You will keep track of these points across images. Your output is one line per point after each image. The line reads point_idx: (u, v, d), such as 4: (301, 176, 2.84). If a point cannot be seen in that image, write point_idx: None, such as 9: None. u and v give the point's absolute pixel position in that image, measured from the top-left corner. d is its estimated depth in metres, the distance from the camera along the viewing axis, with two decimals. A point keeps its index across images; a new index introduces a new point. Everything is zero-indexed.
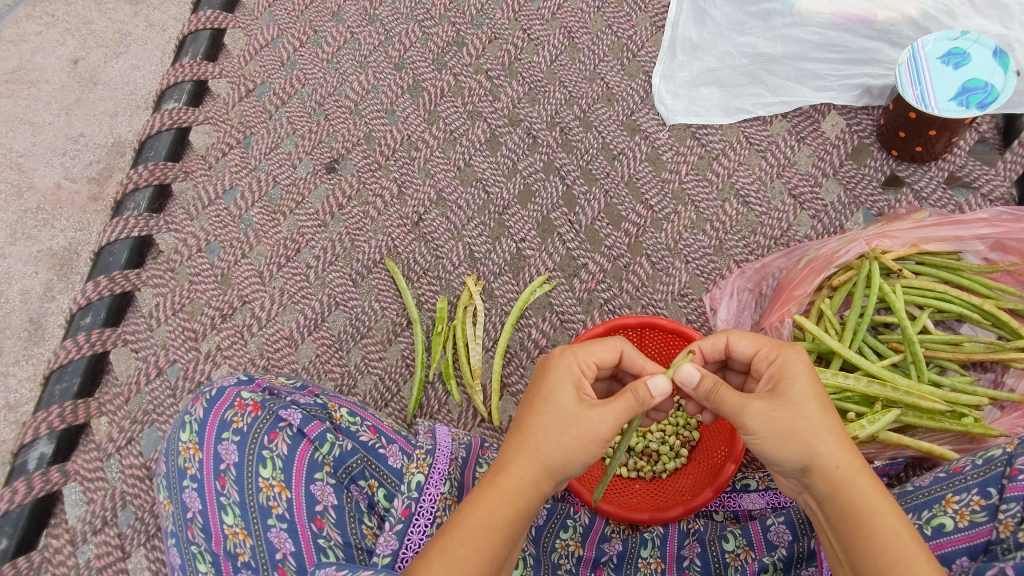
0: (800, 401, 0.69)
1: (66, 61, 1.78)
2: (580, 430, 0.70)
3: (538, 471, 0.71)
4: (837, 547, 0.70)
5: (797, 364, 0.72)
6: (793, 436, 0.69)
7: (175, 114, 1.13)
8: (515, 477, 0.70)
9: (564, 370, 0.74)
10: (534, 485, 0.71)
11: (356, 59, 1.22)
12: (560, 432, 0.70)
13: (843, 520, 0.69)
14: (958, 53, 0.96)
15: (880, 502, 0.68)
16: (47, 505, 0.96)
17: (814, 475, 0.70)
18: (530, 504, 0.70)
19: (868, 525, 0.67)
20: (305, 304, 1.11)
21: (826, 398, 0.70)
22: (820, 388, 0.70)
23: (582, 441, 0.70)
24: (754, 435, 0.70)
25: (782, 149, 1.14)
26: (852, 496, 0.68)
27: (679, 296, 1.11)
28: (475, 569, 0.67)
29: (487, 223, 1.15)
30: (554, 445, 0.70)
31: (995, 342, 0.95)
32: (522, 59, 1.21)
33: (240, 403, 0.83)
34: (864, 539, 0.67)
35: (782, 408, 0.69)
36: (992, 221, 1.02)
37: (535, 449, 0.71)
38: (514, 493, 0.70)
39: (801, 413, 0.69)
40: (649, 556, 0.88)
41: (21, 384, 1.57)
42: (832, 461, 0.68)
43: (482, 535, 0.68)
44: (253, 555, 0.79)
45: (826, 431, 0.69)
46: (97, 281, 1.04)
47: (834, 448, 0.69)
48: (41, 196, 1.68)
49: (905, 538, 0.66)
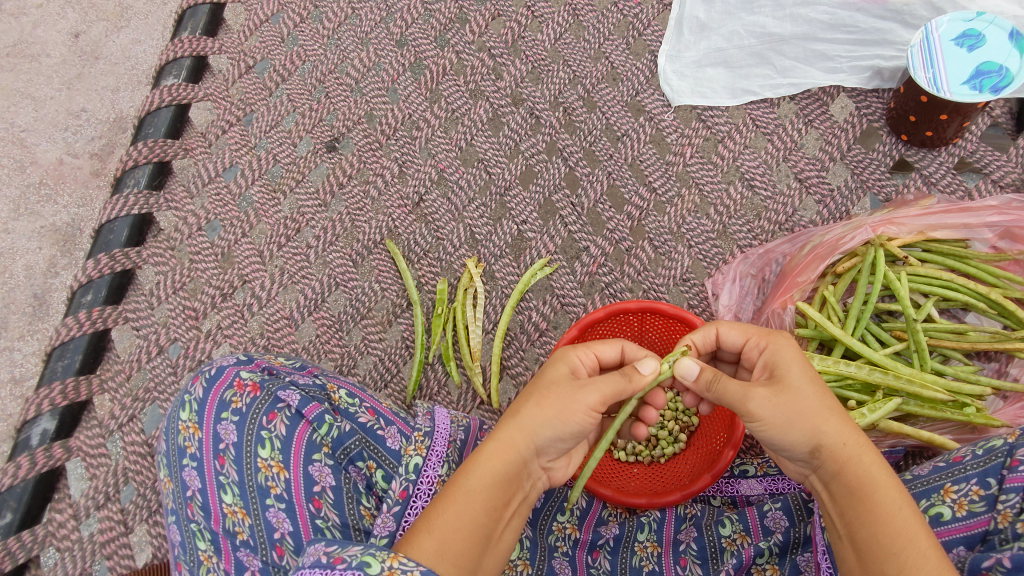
0: (800, 385, 0.70)
1: (66, 35, 1.76)
2: (559, 395, 0.71)
3: (516, 435, 0.70)
4: (838, 525, 0.69)
5: (787, 349, 0.74)
6: (798, 419, 0.68)
7: (175, 90, 1.11)
8: (497, 440, 0.70)
9: (562, 355, 0.77)
10: (513, 448, 0.70)
11: (357, 36, 1.20)
12: (540, 398, 0.71)
13: (846, 496, 0.68)
14: (973, 34, 0.94)
15: (883, 477, 0.67)
16: (50, 481, 0.97)
17: (818, 454, 0.69)
18: (512, 472, 0.70)
19: (870, 499, 0.66)
20: (306, 284, 1.10)
21: (821, 382, 0.71)
22: (815, 371, 0.71)
23: (561, 406, 0.70)
24: (759, 421, 0.70)
25: (789, 132, 1.12)
26: (856, 473, 0.68)
27: (681, 280, 1.10)
28: (459, 537, 0.66)
29: (488, 204, 1.14)
30: (534, 408, 0.71)
31: (1000, 332, 0.94)
32: (526, 38, 1.19)
33: (239, 383, 0.83)
34: (866, 516, 0.66)
35: (783, 391, 0.69)
36: (1001, 209, 1.00)
37: (514, 413, 0.71)
38: (494, 456, 0.69)
39: (801, 395, 0.69)
40: (645, 540, 0.89)
41: (27, 358, 1.58)
42: (837, 440, 0.68)
43: (468, 501, 0.67)
44: (252, 533, 0.79)
45: (830, 412, 0.69)
46: (97, 259, 1.04)
47: (838, 426, 0.68)
48: (44, 171, 1.68)
49: (907, 512, 0.65)
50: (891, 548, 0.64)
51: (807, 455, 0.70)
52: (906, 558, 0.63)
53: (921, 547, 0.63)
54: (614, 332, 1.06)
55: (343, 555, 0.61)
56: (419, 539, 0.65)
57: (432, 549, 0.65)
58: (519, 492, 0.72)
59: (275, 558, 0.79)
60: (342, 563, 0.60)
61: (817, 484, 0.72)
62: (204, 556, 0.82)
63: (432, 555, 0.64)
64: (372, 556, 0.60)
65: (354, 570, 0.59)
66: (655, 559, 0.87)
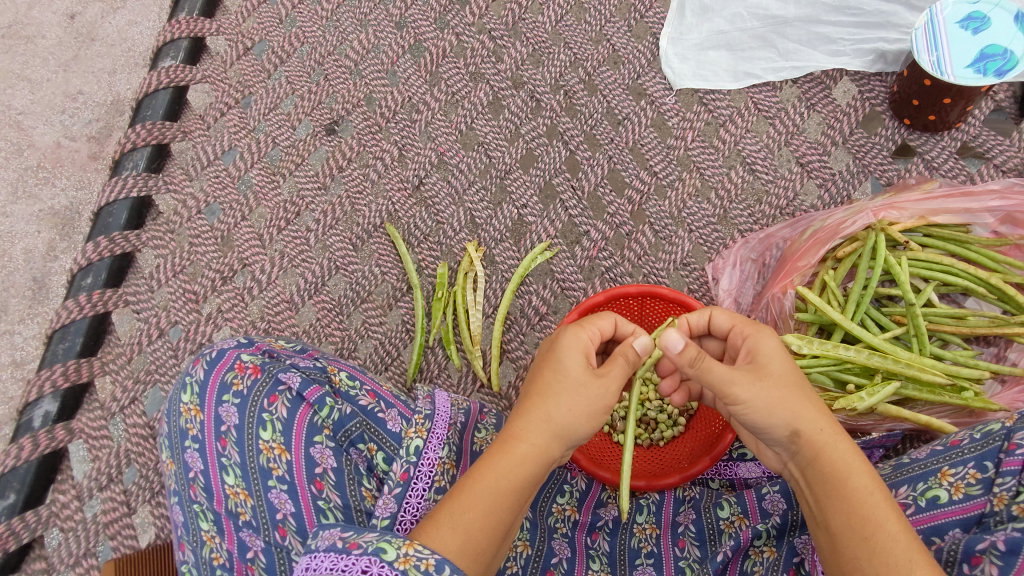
0: (781, 375, 0.71)
1: (62, 16, 1.74)
2: (589, 398, 0.72)
3: (548, 438, 0.71)
4: (813, 512, 0.70)
5: (770, 340, 0.74)
6: (780, 406, 0.69)
7: (173, 72, 1.10)
8: (526, 442, 0.71)
9: (572, 340, 0.75)
10: (544, 450, 0.71)
11: (356, 17, 1.19)
12: (571, 398, 0.71)
13: (822, 482, 0.69)
14: (978, 17, 0.93)
15: (856, 464, 0.68)
16: (53, 462, 0.98)
17: (795, 440, 0.70)
18: (538, 471, 0.71)
19: (844, 485, 0.67)
20: (306, 267, 1.10)
21: (801, 372, 0.73)
22: (794, 362, 0.73)
23: (591, 408, 0.72)
24: (742, 405, 0.70)
25: (791, 116, 1.11)
26: (831, 459, 0.69)
27: (681, 265, 1.10)
28: (482, 533, 0.66)
29: (488, 187, 1.14)
30: (566, 411, 0.71)
31: (1000, 317, 0.94)
32: (526, 19, 1.18)
33: (240, 365, 0.83)
34: (841, 501, 0.67)
35: (765, 378, 0.70)
36: (1003, 193, 1.00)
37: (546, 414, 0.71)
38: (524, 457, 0.70)
39: (781, 384, 0.70)
40: (644, 522, 0.90)
41: (27, 342, 1.58)
42: (812, 427, 0.70)
43: (494, 499, 0.68)
44: (254, 514, 0.80)
45: (808, 400, 0.70)
46: (97, 242, 1.04)
47: (815, 413, 0.70)
48: (41, 154, 1.67)
49: (878, 496, 0.66)
50: (864, 532, 0.64)
51: (784, 441, 0.71)
52: (878, 541, 0.63)
53: (891, 532, 0.64)
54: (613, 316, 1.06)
55: (359, 541, 0.62)
56: (440, 535, 0.65)
57: (455, 546, 0.64)
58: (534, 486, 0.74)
59: (277, 538, 0.79)
60: (358, 549, 0.61)
61: (794, 472, 0.73)
62: (207, 536, 0.83)
63: (455, 550, 0.64)
64: (388, 543, 0.61)
65: (369, 556, 0.60)
66: (653, 541, 0.87)
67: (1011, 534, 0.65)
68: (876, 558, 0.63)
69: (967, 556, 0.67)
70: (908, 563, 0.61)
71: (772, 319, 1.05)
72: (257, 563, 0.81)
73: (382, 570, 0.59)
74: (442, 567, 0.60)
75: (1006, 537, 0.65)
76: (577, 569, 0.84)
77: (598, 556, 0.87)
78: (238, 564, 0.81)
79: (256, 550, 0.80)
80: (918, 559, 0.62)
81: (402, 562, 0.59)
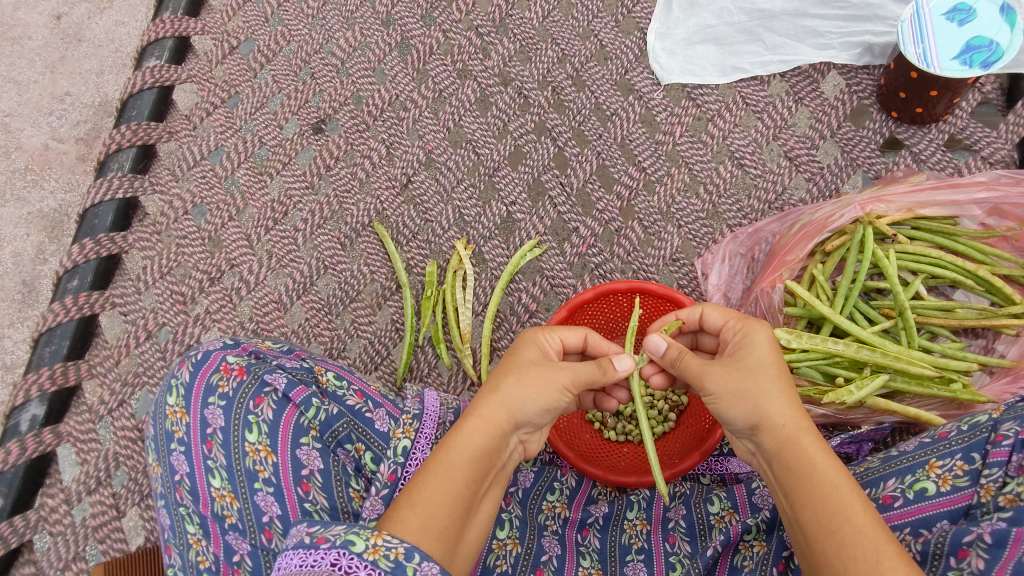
0: (756, 367, 0.71)
1: (48, 17, 1.72)
2: (538, 372, 0.72)
3: (498, 410, 0.71)
4: (785, 506, 0.70)
5: (760, 333, 0.75)
6: (744, 396, 0.70)
7: (157, 72, 1.09)
8: (478, 416, 0.70)
9: (530, 336, 0.79)
10: (495, 423, 0.71)
11: (342, 15, 1.18)
12: (519, 372, 0.72)
13: (787, 476, 0.68)
14: (964, 9, 0.92)
15: (822, 458, 0.67)
16: (42, 466, 0.97)
17: (761, 433, 0.70)
18: (495, 445, 0.70)
19: (809, 479, 0.67)
20: (294, 267, 1.10)
21: (784, 368, 0.72)
22: (780, 359, 0.73)
23: (542, 383, 0.72)
24: (712, 396, 0.73)
25: (779, 110, 1.11)
26: (796, 453, 0.68)
27: (671, 260, 1.10)
28: (442, 511, 0.66)
29: (476, 185, 1.13)
30: (514, 384, 0.72)
31: (988, 308, 0.94)
32: (513, 16, 1.17)
33: (225, 367, 0.82)
34: (808, 496, 0.66)
35: (736, 370, 0.71)
36: (990, 185, 0.99)
37: (494, 388, 0.72)
38: (476, 431, 0.70)
39: (753, 374, 0.71)
40: (635, 518, 0.90)
41: (18, 345, 1.57)
42: (778, 420, 0.69)
43: (450, 477, 0.68)
44: (240, 517, 0.80)
45: (774, 391, 0.70)
46: (82, 244, 1.03)
47: (781, 405, 0.69)
48: (29, 156, 1.66)
49: (845, 490, 0.66)
50: (831, 526, 0.64)
51: (750, 433, 0.71)
52: (845, 535, 0.63)
53: (858, 523, 0.63)
54: (602, 314, 1.05)
55: (327, 534, 0.61)
56: (401, 517, 0.65)
57: (415, 526, 0.65)
58: (497, 464, 0.73)
59: (264, 541, 0.79)
60: (326, 543, 0.60)
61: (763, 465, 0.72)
62: (194, 539, 0.82)
63: (415, 531, 0.65)
64: (356, 534, 0.60)
65: (338, 549, 0.59)
66: (644, 536, 0.87)
67: (997, 526, 0.65)
68: (844, 552, 0.63)
69: (954, 549, 0.68)
70: (875, 555, 0.61)
71: (761, 313, 1.05)
72: (243, 566, 0.80)
73: (351, 562, 0.58)
74: (412, 554, 0.60)
75: (992, 529, 0.65)
76: (567, 566, 0.84)
77: (589, 552, 0.86)
78: (225, 566, 0.81)
79: (243, 553, 0.80)
80: (885, 551, 0.61)
81: (370, 553, 0.59)
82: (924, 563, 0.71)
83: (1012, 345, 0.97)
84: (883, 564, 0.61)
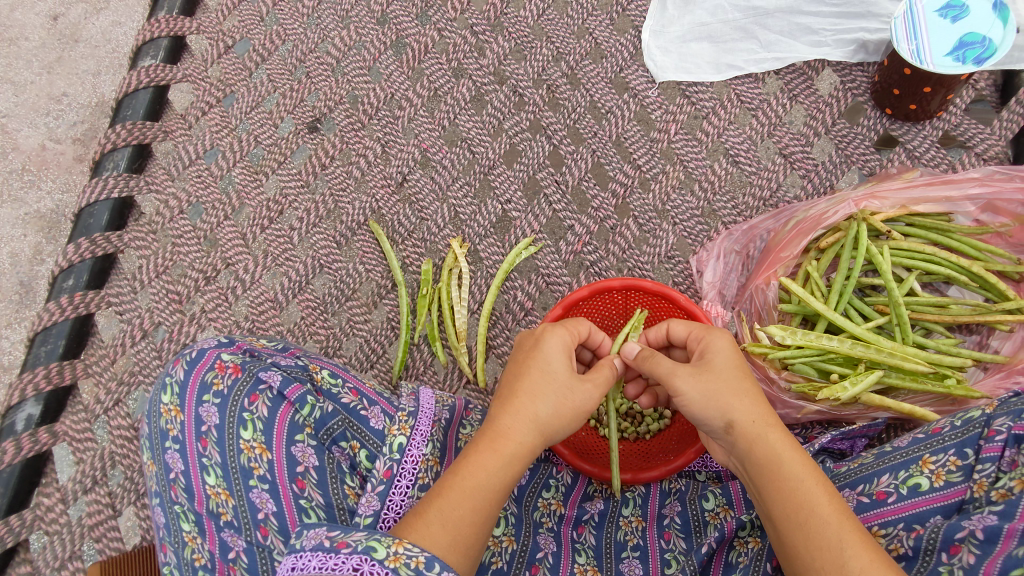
0: (722, 369, 0.74)
1: (44, 18, 1.72)
2: (574, 401, 0.75)
3: (535, 437, 0.73)
4: (757, 502, 0.72)
5: (720, 340, 0.77)
6: (715, 398, 0.73)
7: (153, 71, 1.09)
8: (516, 442, 0.72)
9: (557, 341, 0.78)
10: (530, 449, 0.73)
11: (337, 14, 1.18)
12: (559, 402, 0.74)
13: (757, 473, 0.70)
14: (957, 5, 0.93)
15: (787, 451, 0.69)
16: (37, 465, 0.97)
17: (731, 431, 0.72)
18: (524, 469, 0.72)
19: (777, 473, 0.69)
20: (289, 266, 1.10)
21: (744, 370, 0.75)
22: (741, 362, 0.76)
23: (574, 411, 0.75)
24: (683, 399, 0.74)
25: (773, 107, 1.11)
26: (763, 448, 0.70)
27: (666, 258, 1.10)
28: (471, 527, 0.67)
29: (472, 183, 1.13)
30: (553, 412, 0.74)
31: (982, 304, 0.95)
32: (509, 14, 1.17)
33: (220, 365, 0.83)
34: (777, 491, 0.68)
35: (705, 375, 0.74)
36: (984, 181, 0.99)
37: (534, 415, 0.73)
38: (514, 457, 0.71)
39: (721, 379, 0.73)
40: (631, 514, 0.91)
41: (15, 346, 1.58)
42: (746, 416, 0.71)
43: (484, 496, 0.69)
44: (235, 515, 0.80)
45: (742, 392, 0.73)
46: (78, 244, 1.03)
47: (746, 403, 0.72)
48: (26, 156, 1.66)
49: (810, 483, 0.67)
50: (798, 517, 0.66)
51: (723, 433, 0.73)
52: (811, 526, 0.65)
53: (823, 514, 0.65)
54: (597, 311, 1.04)
55: (348, 540, 0.61)
56: (430, 532, 0.66)
57: (445, 542, 0.66)
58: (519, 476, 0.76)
59: (259, 538, 0.79)
60: (347, 548, 0.60)
61: (735, 462, 0.74)
62: (189, 537, 0.82)
63: (444, 546, 0.66)
64: (378, 542, 0.60)
65: (360, 555, 0.59)
66: (638, 533, 0.87)
67: (988, 523, 0.65)
68: (812, 545, 0.64)
69: (945, 544, 0.68)
70: (839, 544, 0.63)
71: (755, 310, 1.05)
72: (239, 563, 0.80)
73: (373, 568, 0.58)
74: (432, 564, 0.59)
75: (985, 526, 0.65)
76: (562, 564, 0.83)
77: (584, 549, 0.86)
78: (220, 564, 0.81)
79: (238, 550, 0.80)
80: (848, 540, 0.63)
81: (391, 561, 0.59)
82: (916, 559, 0.70)
83: (1007, 341, 0.97)
84: (846, 553, 0.62)
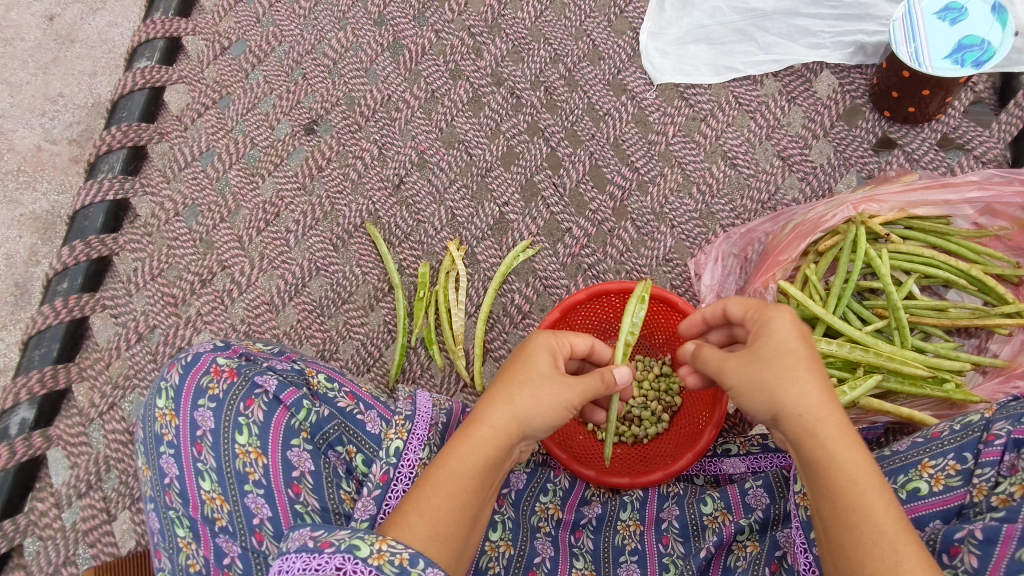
0: (771, 355, 0.69)
1: (41, 18, 1.72)
2: (552, 390, 0.72)
3: (509, 421, 0.70)
4: (808, 496, 0.68)
5: (780, 321, 0.71)
6: (759, 386, 0.68)
7: (148, 73, 1.08)
8: (488, 426, 0.70)
9: (543, 340, 0.76)
10: (505, 434, 0.70)
11: (334, 15, 1.17)
12: (536, 388, 0.71)
13: (808, 468, 0.66)
14: (956, 8, 0.92)
15: (844, 449, 0.64)
16: (31, 469, 0.96)
17: (782, 424, 0.68)
18: (502, 454, 0.70)
19: (830, 470, 0.63)
20: (285, 269, 1.09)
21: (810, 357, 0.68)
22: (805, 349, 0.68)
23: (554, 399, 0.71)
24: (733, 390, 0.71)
25: (772, 110, 1.11)
26: (814, 445, 0.65)
27: (664, 261, 1.10)
28: (449, 517, 0.67)
29: (469, 185, 1.13)
30: (529, 398, 0.71)
31: (981, 308, 0.94)
32: (506, 15, 1.16)
33: (216, 369, 0.82)
34: (828, 489, 0.64)
35: (753, 363, 0.69)
36: (981, 184, 0.99)
37: (507, 398, 0.71)
38: (486, 440, 0.70)
39: (770, 366, 0.68)
40: (628, 518, 0.89)
41: (10, 348, 1.57)
42: (797, 409, 0.66)
43: (458, 481, 0.68)
44: (230, 520, 0.79)
45: (792, 381, 0.66)
46: (72, 247, 1.02)
47: (798, 394, 0.66)
48: (21, 157, 1.65)
49: (866, 484, 0.62)
50: (848, 521, 0.62)
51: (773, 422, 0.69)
52: (862, 531, 0.61)
53: (878, 520, 0.61)
54: (594, 315, 1.05)
55: (331, 538, 0.60)
56: (409, 524, 0.66)
57: (424, 533, 0.65)
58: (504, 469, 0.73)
59: (254, 543, 0.78)
60: (330, 547, 0.59)
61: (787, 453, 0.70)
62: (183, 542, 0.82)
63: (424, 538, 0.65)
64: (361, 539, 0.60)
65: (343, 553, 0.59)
66: (637, 537, 0.87)
67: (988, 523, 0.65)
68: (862, 550, 0.60)
69: (946, 545, 0.68)
70: (894, 554, 0.59)
71: None
72: (233, 569, 0.80)
73: (356, 567, 0.58)
74: (417, 560, 0.59)
75: (983, 526, 0.65)
76: (561, 567, 0.84)
77: (582, 553, 0.86)
78: (215, 570, 0.80)
79: (233, 556, 0.80)
80: (905, 552, 0.59)
81: (375, 558, 0.58)
82: None
83: (1006, 345, 0.97)
84: (901, 565, 0.58)
